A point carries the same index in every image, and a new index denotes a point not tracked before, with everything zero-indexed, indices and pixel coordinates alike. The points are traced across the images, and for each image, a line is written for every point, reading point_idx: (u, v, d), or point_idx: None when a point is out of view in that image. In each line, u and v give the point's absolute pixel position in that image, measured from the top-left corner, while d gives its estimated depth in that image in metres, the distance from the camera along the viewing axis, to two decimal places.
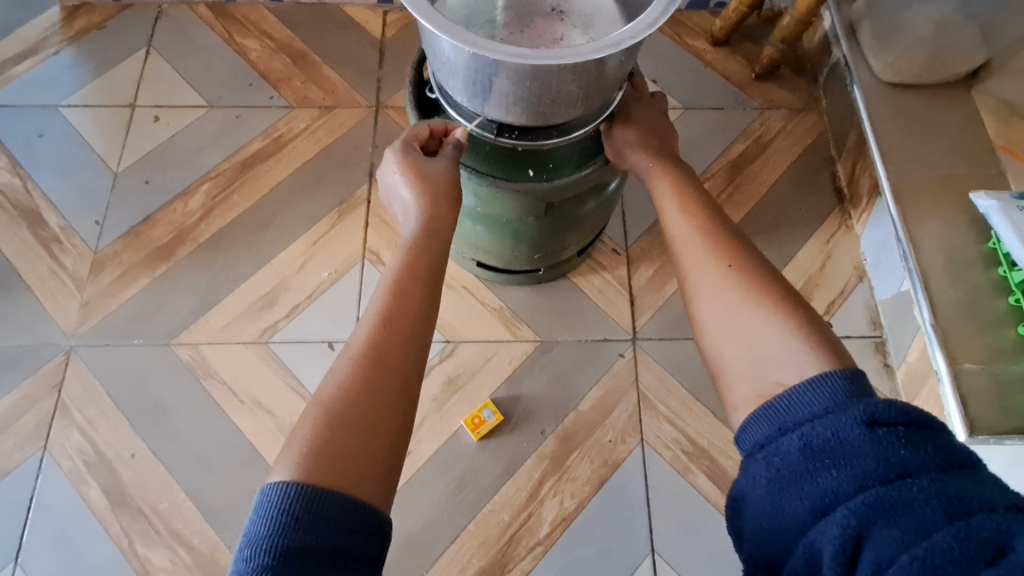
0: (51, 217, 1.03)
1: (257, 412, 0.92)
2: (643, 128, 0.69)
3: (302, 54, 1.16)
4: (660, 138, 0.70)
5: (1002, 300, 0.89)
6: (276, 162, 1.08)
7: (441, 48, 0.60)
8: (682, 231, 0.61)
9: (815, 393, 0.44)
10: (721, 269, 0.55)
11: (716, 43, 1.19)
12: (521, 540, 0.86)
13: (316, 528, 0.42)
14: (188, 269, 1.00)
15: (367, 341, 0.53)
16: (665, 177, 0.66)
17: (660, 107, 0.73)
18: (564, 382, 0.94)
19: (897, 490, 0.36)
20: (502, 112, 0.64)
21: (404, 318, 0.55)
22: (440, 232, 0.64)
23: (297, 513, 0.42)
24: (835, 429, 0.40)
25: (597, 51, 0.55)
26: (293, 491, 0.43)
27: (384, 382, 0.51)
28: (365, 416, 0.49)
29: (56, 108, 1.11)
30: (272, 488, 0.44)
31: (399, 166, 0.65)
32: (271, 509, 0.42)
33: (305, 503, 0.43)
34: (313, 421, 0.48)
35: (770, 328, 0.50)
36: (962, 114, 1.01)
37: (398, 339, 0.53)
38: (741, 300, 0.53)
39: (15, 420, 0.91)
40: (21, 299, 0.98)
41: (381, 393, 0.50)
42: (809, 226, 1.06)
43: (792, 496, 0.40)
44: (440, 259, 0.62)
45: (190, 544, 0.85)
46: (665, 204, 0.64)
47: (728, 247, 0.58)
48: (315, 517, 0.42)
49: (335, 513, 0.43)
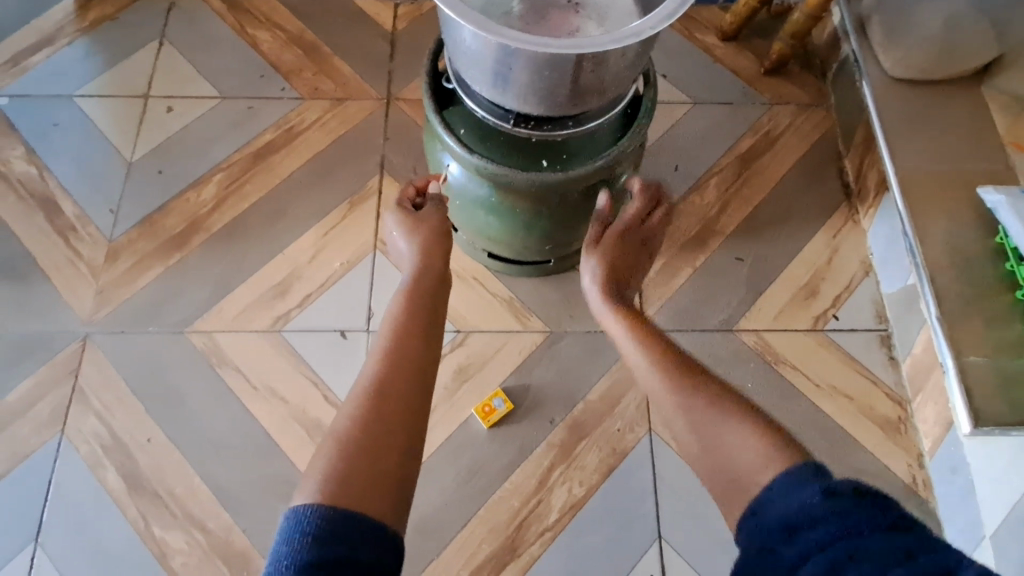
0: (67, 206, 1.04)
1: (271, 399, 0.93)
2: (621, 245, 0.74)
3: (313, 46, 1.17)
4: (631, 267, 0.75)
5: (1008, 295, 0.89)
6: (289, 153, 1.08)
7: (462, 37, 0.61)
8: (639, 350, 0.66)
9: (770, 494, 0.48)
10: (674, 388, 0.60)
11: (725, 38, 1.19)
12: (531, 526, 0.87)
13: (338, 542, 0.44)
14: (202, 258, 1.01)
15: (373, 370, 0.56)
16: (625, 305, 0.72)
17: (655, 215, 0.77)
18: (573, 373, 0.96)
19: (857, 549, 0.40)
20: (519, 102, 0.65)
21: (402, 357, 0.57)
22: (436, 266, 0.70)
23: (320, 531, 0.44)
24: (801, 501, 0.45)
25: (616, 41, 0.55)
26: (314, 509, 0.45)
27: (390, 415, 0.52)
28: (373, 447, 0.50)
29: (71, 98, 1.12)
30: (297, 510, 0.45)
31: (395, 220, 0.74)
32: (296, 530, 0.44)
33: (327, 519, 0.45)
34: (327, 452, 0.49)
35: (712, 433, 0.56)
36: (971, 111, 1.01)
37: (403, 364, 0.56)
38: (684, 417, 0.58)
39: (32, 405, 0.92)
40: (38, 286, 0.99)
41: (391, 416, 0.52)
42: (816, 221, 1.07)
43: (770, 561, 0.43)
44: (437, 291, 0.67)
45: (205, 527, 0.87)
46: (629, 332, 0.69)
47: (677, 360, 0.63)
48: (338, 534, 0.44)
49: (357, 532, 0.45)
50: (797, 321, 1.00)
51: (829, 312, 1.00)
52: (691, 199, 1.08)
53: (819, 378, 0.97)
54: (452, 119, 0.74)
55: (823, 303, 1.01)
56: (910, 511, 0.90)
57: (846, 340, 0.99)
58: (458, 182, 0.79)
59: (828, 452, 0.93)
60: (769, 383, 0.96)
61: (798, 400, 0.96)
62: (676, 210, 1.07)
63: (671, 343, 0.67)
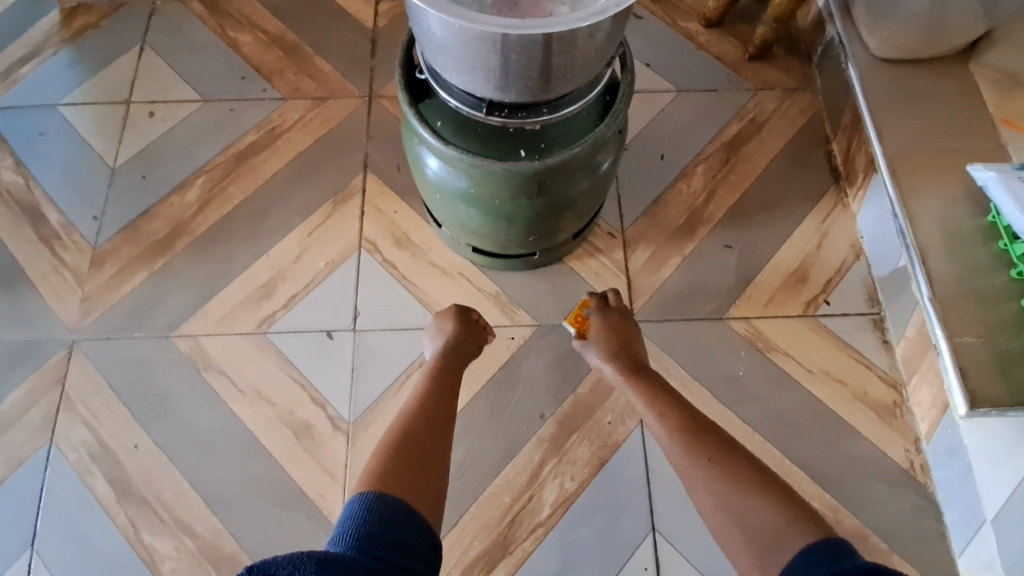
0: (52, 214, 1.04)
1: (259, 402, 0.93)
2: (614, 327, 0.87)
3: (295, 46, 1.16)
4: (621, 327, 0.87)
5: (1004, 274, 0.87)
6: (271, 154, 1.08)
7: (429, 25, 0.60)
8: (636, 396, 0.78)
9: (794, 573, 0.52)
10: (699, 456, 0.66)
11: (709, 24, 1.18)
12: (523, 522, 0.86)
13: (387, 524, 0.55)
14: (187, 261, 1.01)
15: (409, 415, 0.70)
16: (615, 350, 0.84)
17: (630, 324, 0.89)
18: (562, 366, 0.94)
19: None
20: (491, 91, 0.64)
21: (431, 399, 0.73)
22: (459, 349, 0.84)
23: (376, 511, 0.55)
24: None
25: (582, 20, 0.56)
26: (369, 497, 0.57)
27: (423, 443, 0.66)
28: (410, 460, 0.63)
29: (54, 107, 1.12)
30: (359, 497, 0.57)
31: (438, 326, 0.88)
32: (359, 511, 0.56)
33: (383, 504, 0.56)
34: (373, 465, 0.62)
35: (700, 470, 0.65)
36: (959, 88, 1.00)
37: (436, 410, 0.71)
38: (709, 488, 0.63)
39: (21, 415, 0.92)
40: (24, 295, 0.99)
41: (431, 441, 0.67)
42: (804, 205, 1.05)
43: None
44: (457, 365, 0.81)
45: (195, 532, 0.86)
46: (620, 372, 0.82)
47: (662, 398, 0.76)
48: (386, 516, 0.55)
49: (402, 514, 0.56)
50: (788, 307, 0.98)
51: (819, 297, 0.99)
52: (678, 188, 1.06)
53: (811, 364, 0.95)
54: (428, 112, 0.73)
55: (814, 288, 0.99)
56: (908, 497, 0.89)
57: (838, 325, 0.98)
58: (437, 177, 0.77)
59: (823, 438, 0.91)
60: (762, 370, 0.95)
61: (791, 387, 0.94)
62: (664, 199, 1.06)
63: (688, 410, 0.74)
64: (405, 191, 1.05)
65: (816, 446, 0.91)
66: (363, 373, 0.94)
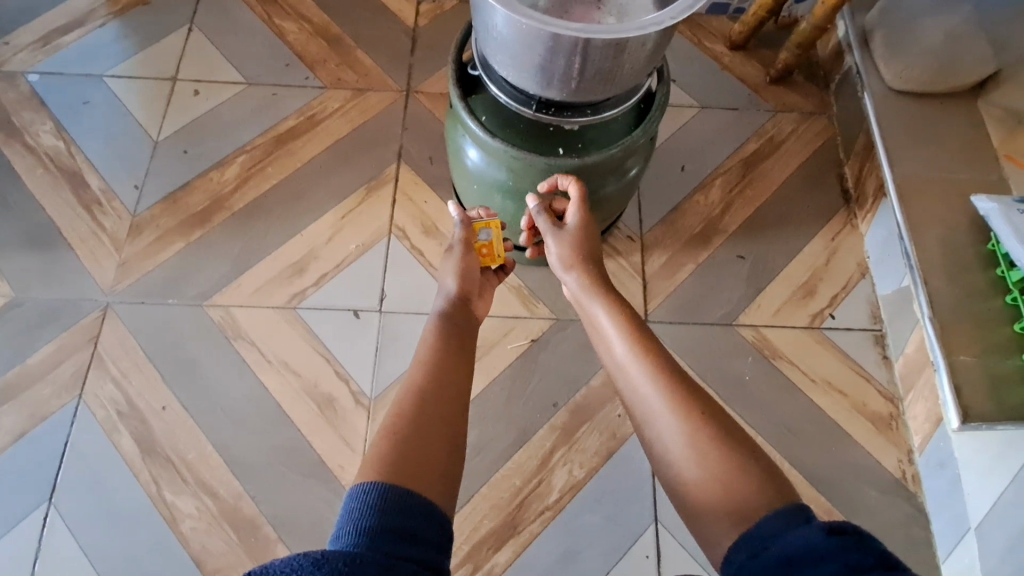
0: (93, 180, 1.08)
1: (284, 372, 0.96)
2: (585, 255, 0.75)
3: (337, 38, 1.21)
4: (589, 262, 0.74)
5: (999, 299, 0.92)
6: (310, 138, 1.12)
7: (494, 23, 0.65)
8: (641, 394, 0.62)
9: (771, 525, 0.46)
10: (733, 463, 0.53)
11: (734, 47, 1.24)
12: (532, 504, 0.90)
13: (398, 514, 0.49)
14: (222, 234, 1.05)
15: (408, 402, 0.60)
16: (571, 244, 0.75)
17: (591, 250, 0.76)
18: (578, 359, 0.99)
19: None
20: (541, 89, 0.69)
21: (431, 381, 0.63)
22: (452, 326, 0.73)
23: (380, 504, 0.49)
24: (799, 538, 0.43)
25: (636, 30, 0.61)
26: (370, 492, 0.50)
27: (427, 438, 0.57)
28: (415, 460, 0.54)
29: (102, 78, 1.16)
30: (356, 491, 0.50)
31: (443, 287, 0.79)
32: (358, 506, 0.49)
33: (386, 497, 0.50)
34: (371, 469, 0.53)
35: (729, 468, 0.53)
36: (968, 123, 1.06)
37: (438, 396, 0.62)
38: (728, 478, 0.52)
39: (52, 370, 0.95)
40: (62, 256, 1.02)
41: (437, 407, 0.60)
42: (816, 223, 1.11)
43: None
44: (453, 338, 0.71)
45: (216, 493, 0.89)
46: (570, 272, 0.74)
47: (619, 309, 0.69)
48: (392, 505, 0.49)
49: (410, 503, 0.50)
50: (795, 318, 1.03)
51: (825, 311, 1.04)
52: (696, 199, 1.11)
53: (814, 373, 1.00)
54: (475, 105, 0.78)
55: (820, 302, 1.04)
56: (899, 505, 0.93)
57: (841, 338, 1.02)
58: (477, 167, 0.82)
59: (822, 445, 0.96)
60: (767, 376, 1.00)
61: (794, 393, 0.99)
62: (682, 208, 1.11)
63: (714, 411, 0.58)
64: (437, 183, 1.10)
65: (813, 451, 0.95)
66: (386, 352, 0.98)
